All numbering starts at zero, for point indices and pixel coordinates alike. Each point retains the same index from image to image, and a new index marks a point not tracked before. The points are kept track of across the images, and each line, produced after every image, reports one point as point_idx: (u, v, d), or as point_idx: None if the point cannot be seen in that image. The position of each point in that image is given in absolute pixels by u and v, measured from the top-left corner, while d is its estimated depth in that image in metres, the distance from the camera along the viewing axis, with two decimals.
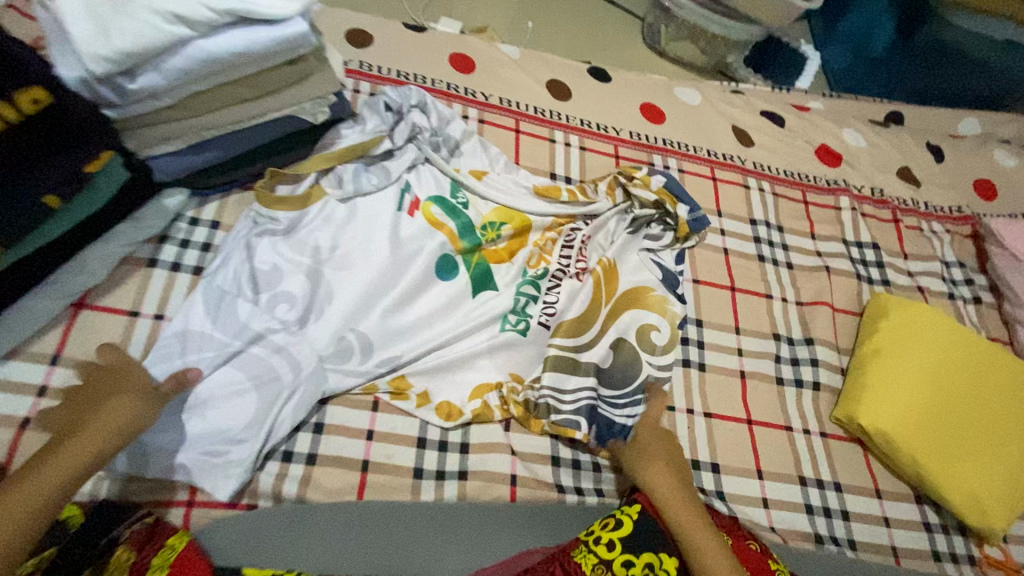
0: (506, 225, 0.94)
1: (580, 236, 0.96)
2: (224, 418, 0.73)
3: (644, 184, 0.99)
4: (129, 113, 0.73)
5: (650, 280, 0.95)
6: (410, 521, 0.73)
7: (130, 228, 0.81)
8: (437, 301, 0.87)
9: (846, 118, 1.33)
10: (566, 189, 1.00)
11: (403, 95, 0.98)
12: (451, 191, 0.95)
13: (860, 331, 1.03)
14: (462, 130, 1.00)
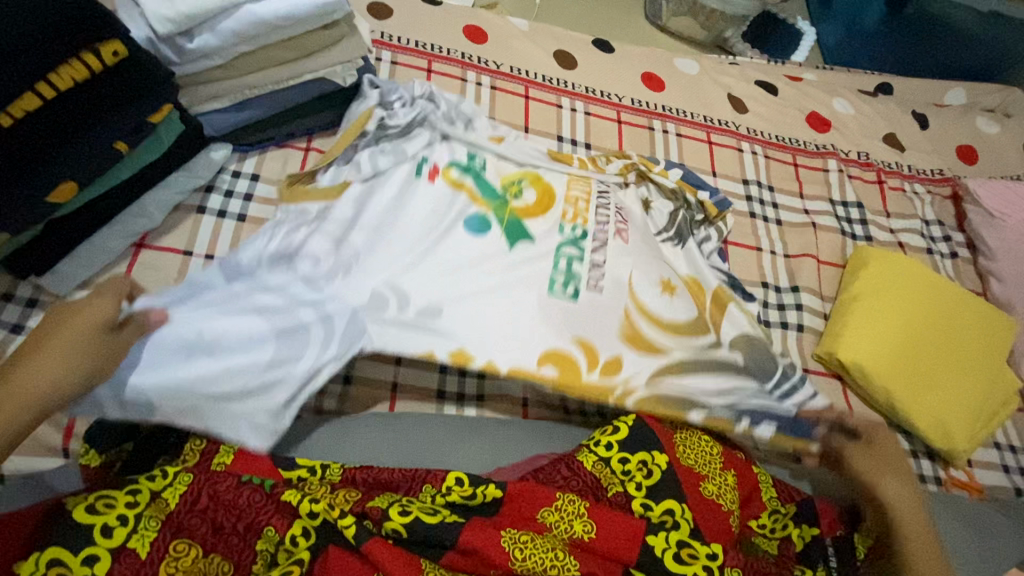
0: (527, 183, 0.92)
1: (614, 201, 0.95)
2: (237, 382, 0.71)
3: (663, 174, 1.04)
4: (185, 71, 0.83)
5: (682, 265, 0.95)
6: (436, 428, 0.82)
7: (182, 177, 0.91)
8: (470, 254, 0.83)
9: (836, 88, 1.41)
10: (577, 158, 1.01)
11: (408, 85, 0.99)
12: (468, 157, 0.93)
13: (843, 280, 1.13)
14: (468, 107, 1.00)
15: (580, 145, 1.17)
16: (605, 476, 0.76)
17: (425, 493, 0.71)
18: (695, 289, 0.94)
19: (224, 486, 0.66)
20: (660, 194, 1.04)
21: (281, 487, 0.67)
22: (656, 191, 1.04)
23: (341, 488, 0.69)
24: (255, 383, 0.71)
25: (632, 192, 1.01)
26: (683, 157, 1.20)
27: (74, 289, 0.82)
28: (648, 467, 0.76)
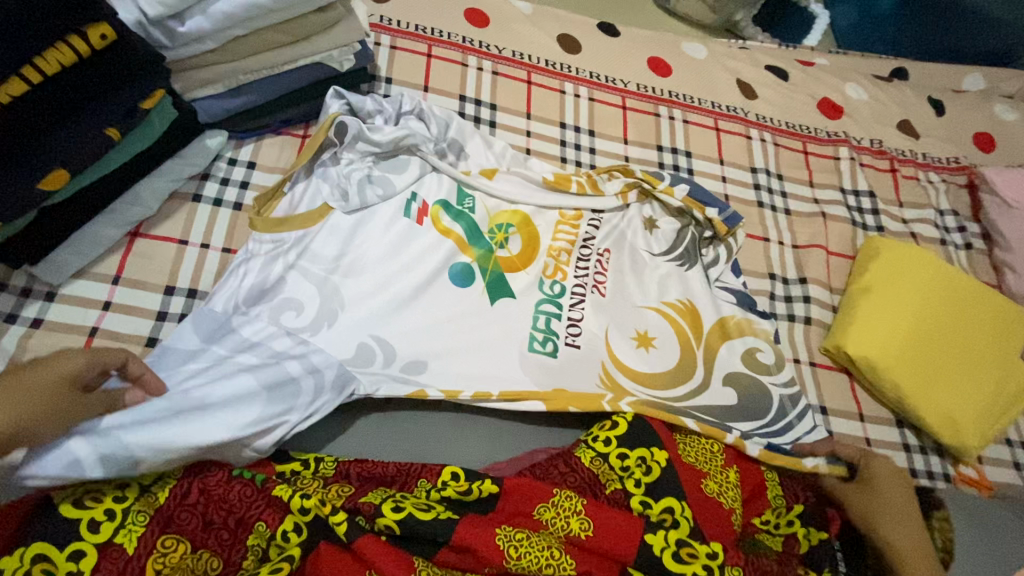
0: (513, 227, 0.96)
1: (599, 244, 0.99)
2: (205, 434, 0.65)
3: (668, 192, 1.03)
4: (177, 55, 0.81)
5: (671, 292, 0.97)
6: (430, 421, 0.82)
7: (177, 165, 0.89)
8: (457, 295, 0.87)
9: (850, 73, 1.37)
10: (576, 180, 1.01)
11: (397, 102, 0.97)
12: (458, 197, 0.96)
13: (852, 272, 1.10)
14: (462, 129, 1.00)
15: (584, 132, 1.14)
16: (603, 472, 0.74)
17: (420, 488, 0.69)
18: (687, 322, 0.94)
19: (214, 480, 0.65)
20: (666, 212, 1.05)
21: (272, 482, 0.66)
22: (659, 208, 1.06)
23: (334, 483, 0.68)
24: (225, 437, 0.66)
25: (631, 218, 1.03)
26: (690, 144, 1.17)
27: (69, 278, 0.81)
28: (648, 464, 0.75)
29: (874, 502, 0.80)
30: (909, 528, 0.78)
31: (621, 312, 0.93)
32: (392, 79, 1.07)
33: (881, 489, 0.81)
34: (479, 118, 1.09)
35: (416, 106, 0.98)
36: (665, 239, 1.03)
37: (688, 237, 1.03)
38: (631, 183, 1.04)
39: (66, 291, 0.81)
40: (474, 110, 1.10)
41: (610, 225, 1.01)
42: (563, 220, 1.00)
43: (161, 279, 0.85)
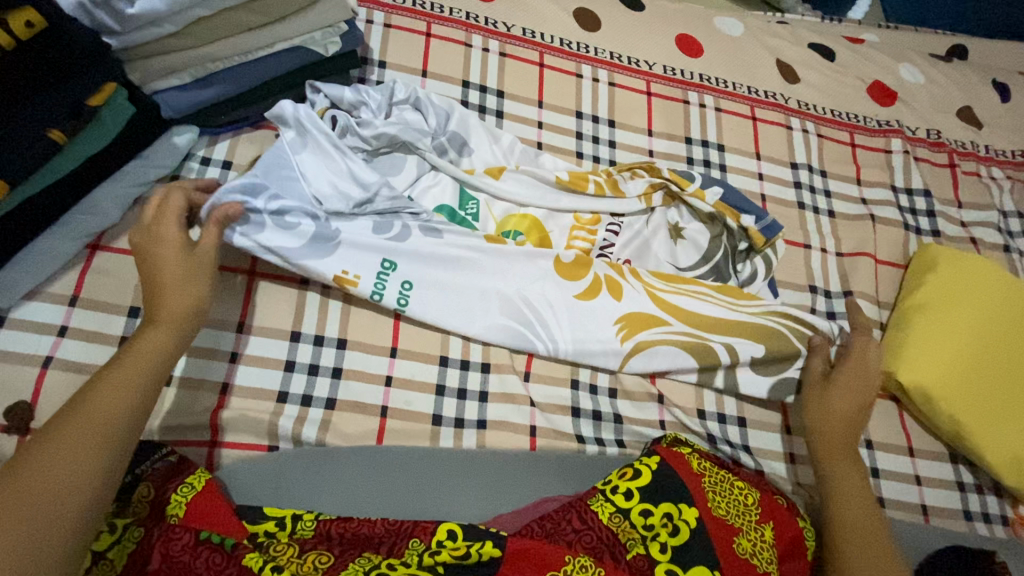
0: (523, 235, 0.87)
1: (620, 254, 0.89)
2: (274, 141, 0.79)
3: (700, 196, 0.91)
4: (128, 42, 0.70)
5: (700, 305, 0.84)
6: (426, 466, 0.72)
7: (141, 167, 0.78)
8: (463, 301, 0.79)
9: (904, 52, 1.22)
10: (594, 180, 0.90)
11: (387, 91, 0.87)
12: (461, 201, 0.87)
13: (904, 285, 0.97)
14: (467, 123, 0.90)
15: (603, 123, 1.01)
16: (623, 531, 0.66)
17: (411, 551, 0.60)
18: (709, 333, 0.83)
19: (178, 545, 0.56)
20: (695, 218, 0.94)
21: (245, 547, 0.58)
22: (688, 213, 0.94)
23: (312, 549, 0.59)
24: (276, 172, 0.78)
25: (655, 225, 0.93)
26: (723, 136, 1.04)
27: (19, 300, 0.72)
28: (675, 523, 0.66)
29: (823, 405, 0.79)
30: (851, 442, 0.78)
31: (639, 329, 0.82)
32: (386, 63, 0.95)
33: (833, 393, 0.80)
34: (484, 107, 0.97)
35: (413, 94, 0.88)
36: (693, 250, 0.92)
37: (719, 249, 0.92)
38: (657, 180, 0.92)
39: (17, 315, 0.71)
40: (478, 98, 0.97)
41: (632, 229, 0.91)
42: (578, 226, 0.89)
43: (124, 298, 0.75)
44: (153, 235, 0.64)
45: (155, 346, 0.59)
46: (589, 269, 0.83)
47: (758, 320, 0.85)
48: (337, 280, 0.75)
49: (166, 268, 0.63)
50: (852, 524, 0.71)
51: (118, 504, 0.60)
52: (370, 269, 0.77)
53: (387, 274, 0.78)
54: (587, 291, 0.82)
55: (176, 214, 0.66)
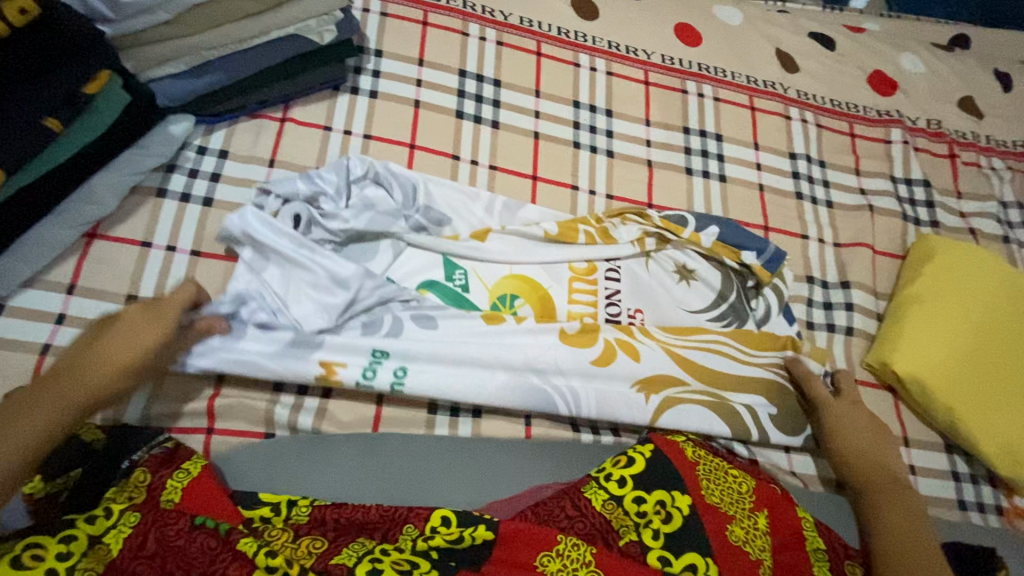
0: (519, 298, 0.85)
1: (627, 305, 0.88)
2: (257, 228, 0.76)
3: (694, 242, 0.92)
4: (123, 30, 0.70)
5: (710, 356, 0.85)
6: (421, 454, 0.73)
7: (137, 155, 0.79)
8: (472, 331, 0.79)
9: (906, 41, 1.21)
10: (583, 230, 0.90)
11: (345, 171, 0.84)
12: (447, 272, 0.85)
13: (900, 276, 0.97)
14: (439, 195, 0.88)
15: (600, 112, 1.01)
16: (616, 517, 0.66)
17: (405, 537, 0.61)
18: (720, 385, 0.84)
19: (174, 530, 0.56)
20: (698, 261, 0.92)
21: (239, 532, 0.58)
22: (694, 256, 0.92)
23: (306, 535, 0.60)
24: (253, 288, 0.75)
25: (656, 271, 0.91)
26: (721, 125, 1.04)
27: (17, 287, 0.72)
28: (668, 510, 0.66)
29: (846, 441, 0.79)
30: (886, 474, 0.76)
31: (658, 388, 0.82)
32: (382, 52, 0.94)
33: (847, 430, 0.81)
34: (481, 96, 0.97)
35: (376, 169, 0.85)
36: (701, 293, 0.91)
37: (731, 289, 0.92)
38: (645, 231, 0.92)
39: (15, 302, 0.72)
40: (475, 87, 0.97)
41: (631, 285, 0.89)
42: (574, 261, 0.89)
43: (121, 286, 0.75)
44: (129, 317, 0.63)
45: (36, 435, 0.55)
46: (597, 335, 0.82)
47: (766, 372, 0.86)
48: (324, 367, 0.73)
49: (107, 357, 0.60)
50: (899, 550, 0.67)
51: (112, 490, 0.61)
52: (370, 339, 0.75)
53: (380, 358, 0.75)
54: (600, 356, 0.81)
55: (163, 310, 0.66)
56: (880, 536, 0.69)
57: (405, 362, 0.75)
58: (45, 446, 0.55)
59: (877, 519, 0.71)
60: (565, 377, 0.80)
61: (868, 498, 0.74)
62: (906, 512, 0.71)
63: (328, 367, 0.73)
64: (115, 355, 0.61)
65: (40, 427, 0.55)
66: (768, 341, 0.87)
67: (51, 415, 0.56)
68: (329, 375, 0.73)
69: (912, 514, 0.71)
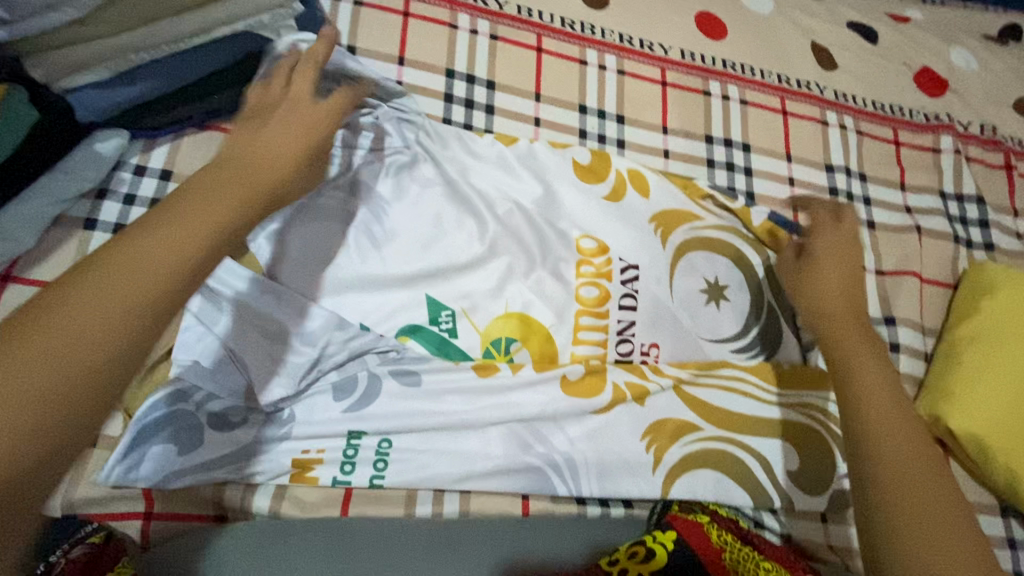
0: (518, 343, 0.72)
1: (642, 339, 0.75)
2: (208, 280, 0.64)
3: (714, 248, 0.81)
4: (18, 33, 0.57)
5: (734, 400, 0.73)
6: (398, 543, 0.61)
7: (58, 180, 0.65)
8: (461, 390, 0.67)
9: (956, 33, 1.07)
10: (593, 243, 0.77)
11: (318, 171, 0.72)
12: (432, 312, 0.71)
13: (952, 311, 0.85)
14: (428, 177, 0.76)
15: (610, 119, 0.87)
16: None
17: None
18: (745, 435, 0.72)
19: None
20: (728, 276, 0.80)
21: None
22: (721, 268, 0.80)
23: None
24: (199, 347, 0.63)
25: (680, 291, 0.78)
26: (749, 133, 0.90)
27: None
28: None
29: (841, 332, 0.66)
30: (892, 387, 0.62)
31: (672, 440, 0.70)
32: (355, 48, 0.80)
33: (845, 332, 0.67)
34: (471, 101, 0.83)
35: (376, 101, 0.75)
36: (729, 316, 0.78)
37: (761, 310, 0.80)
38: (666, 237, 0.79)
39: None
40: (464, 90, 0.83)
41: (651, 297, 0.76)
42: (583, 259, 0.76)
43: None
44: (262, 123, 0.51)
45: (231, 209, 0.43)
46: (604, 380, 0.70)
47: (797, 420, 0.74)
48: (299, 465, 0.63)
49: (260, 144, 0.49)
50: (903, 473, 0.55)
51: None
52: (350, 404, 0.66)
53: (356, 439, 0.64)
54: (607, 405, 0.70)
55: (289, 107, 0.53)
56: (877, 454, 0.56)
57: (388, 436, 0.65)
58: (121, 347, 0.36)
59: (875, 439, 0.57)
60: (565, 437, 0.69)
61: (852, 404, 0.60)
62: (906, 422, 0.58)
63: (302, 466, 0.63)
64: (211, 216, 0.42)
65: (124, 320, 0.36)
66: (801, 379, 0.76)
67: (141, 283, 0.37)
68: (302, 476, 0.63)
69: (915, 429, 0.58)
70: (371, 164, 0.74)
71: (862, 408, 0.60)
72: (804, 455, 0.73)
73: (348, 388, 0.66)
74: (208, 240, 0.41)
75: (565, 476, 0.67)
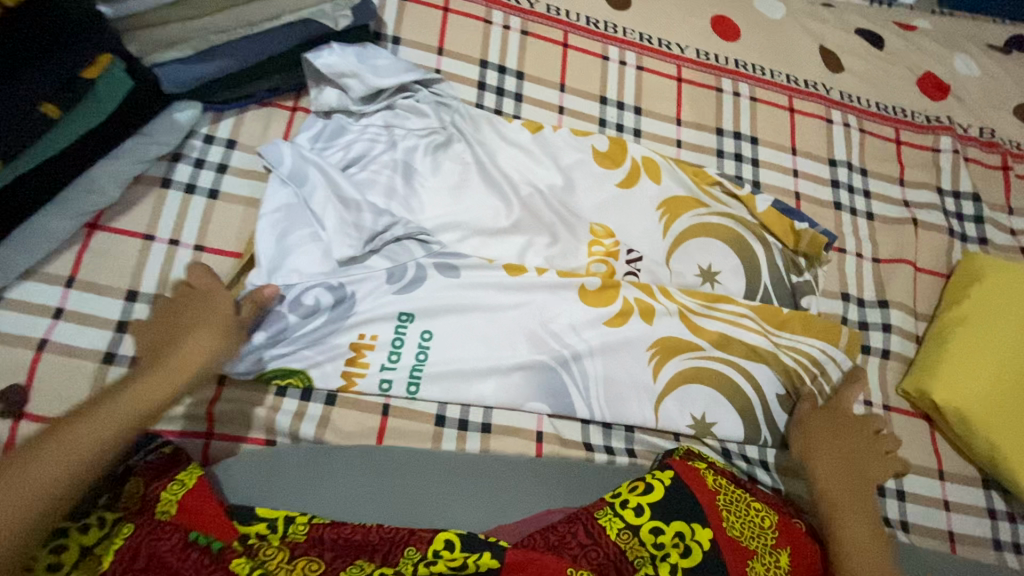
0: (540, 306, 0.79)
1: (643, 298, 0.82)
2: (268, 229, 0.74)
3: (720, 236, 0.87)
4: (125, 11, 0.67)
5: (737, 330, 0.81)
6: (427, 473, 0.69)
7: (142, 143, 0.75)
8: (484, 339, 0.76)
9: (961, 41, 1.12)
10: (600, 224, 0.85)
11: (361, 149, 0.81)
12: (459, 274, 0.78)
13: (944, 297, 0.91)
14: (458, 158, 0.84)
15: (629, 110, 0.95)
16: (631, 548, 0.61)
17: (406, 560, 0.57)
18: (742, 356, 0.80)
19: (167, 545, 0.54)
20: (727, 262, 0.86)
21: (232, 550, 0.55)
22: (721, 255, 0.86)
23: (303, 555, 0.57)
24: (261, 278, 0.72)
25: (680, 272, 0.85)
26: (757, 127, 0.97)
27: (14, 280, 0.69)
28: (687, 543, 0.62)
29: (819, 440, 0.75)
30: (861, 498, 0.70)
31: (674, 353, 0.79)
32: (400, 39, 0.90)
33: (849, 449, 0.74)
34: (502, 89, 0.92)
35: (418, 88, 0.85)
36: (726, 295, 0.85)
37: (759, 289, 0.86)
38: (670, 223, 0.86)
39: (13, 294, 0.69)
40: (496, 79, 0.92)
41: (653, 276, 0.84)
42: (595, 239, 0.84)
43: (122, 281, 0.73)
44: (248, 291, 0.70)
45: (200, 353, 0.62)
46: (615, 295, 0.79)
47: (791, 354, 0.82)
48: (354, 349, 0.73)
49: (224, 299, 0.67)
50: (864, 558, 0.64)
51: (109, 496, 0.59)
52: (387, 327, 0.74)
53: (404, 329, 0.74)
54: (615, 317, 0.79)
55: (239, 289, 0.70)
56: (842, 535, 0.66)
57: (427, 345, 0.74)
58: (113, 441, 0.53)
59: (838, 518, 0.68)
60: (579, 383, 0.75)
61: (824, 494, 0.70)
62: (868, 519, 0.68)
63: (356, 350, 0.73)
64: (192, 353, 0.61)
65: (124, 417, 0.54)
66: (801, 324, 0.83)
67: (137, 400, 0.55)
68: (356, 359, 0.72)
69: (870, 524, 0.68)
70: (409, 143, 0.82)
71: (836, 509, 0.69)
72: (788, 404, 0.81)
73: (394, 284, 0.75)
74: (199, 360, 0.61)
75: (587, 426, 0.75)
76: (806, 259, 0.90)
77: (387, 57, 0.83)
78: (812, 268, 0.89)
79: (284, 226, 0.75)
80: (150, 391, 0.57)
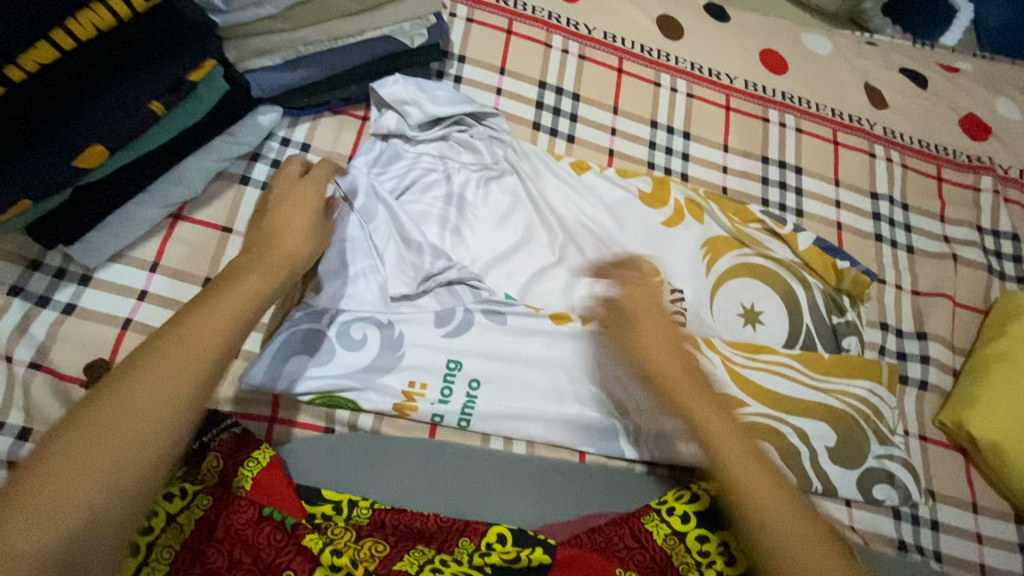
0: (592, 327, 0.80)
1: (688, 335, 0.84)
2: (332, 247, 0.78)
3: (757, 275, 0.89)
4: (231, 21, 0.73)
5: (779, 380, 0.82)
6: (478, 468, 0.72)
7: (227, 142, 0.81)
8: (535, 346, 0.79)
9: (1002, 86, 1.15)
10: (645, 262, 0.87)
11: (423, 173, 0.86)
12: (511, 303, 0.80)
13: (983, 333, 0.93)
14: (509, 190, 0.88)
15: (678, 134, 0.99)
16: (676, 553, 0.64)
17: (462, 550, 0.60)
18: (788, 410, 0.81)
19: (243, 519, 0.57)
20: (767, 302, 0.88)
21: (304, 526, 0.58)
22: (761, 294, 0.88)
23: (368, 536, 0.60)
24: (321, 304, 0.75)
25: (723, 315, 0.86)
26: (802, 158, 1.01)
27: (104, 262, 0.74)
28: (732, 552, 0.64)
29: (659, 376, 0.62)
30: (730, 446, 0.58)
31: None
32: (465, 58, 0.95)
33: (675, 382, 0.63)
34: (559, 109, 0.96)
35: (475, 121, 0.89)
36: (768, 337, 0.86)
37: (800, 330, 0.88)
38: (712, 259, 0.89)
39: (102, 275, 0.74)
40: (554, 100, 0.96)
41: (697, 317, 0.85)
42: None
43: (201, 269, 0.77)
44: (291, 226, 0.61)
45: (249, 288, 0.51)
46: None
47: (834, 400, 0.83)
48: (404, 395, 0.74)
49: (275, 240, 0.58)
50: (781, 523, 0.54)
51: (186, 468, 0.62)
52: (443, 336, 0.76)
53: (452, 376, 0.75)
54: None
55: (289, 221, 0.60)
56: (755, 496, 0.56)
57: (477, 378, 0.76)
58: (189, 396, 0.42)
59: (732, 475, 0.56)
60: (625, 392, 0.78)
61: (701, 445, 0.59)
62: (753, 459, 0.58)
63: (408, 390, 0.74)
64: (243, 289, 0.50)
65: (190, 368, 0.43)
66: (838, 369, 0.84)
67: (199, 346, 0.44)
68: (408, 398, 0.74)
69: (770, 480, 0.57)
70: (461, 176, 0.87)
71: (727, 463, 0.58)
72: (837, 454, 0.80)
73: (441, 327, 0.77)
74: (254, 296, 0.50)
75: (637, 437, 0.77)
76: (850, 298, 0.92)
77: (447, 89, 0.88)
78: (855, 307, 0.91)
79: (346, 246, 0.78)
80: (203, 336, 0.45)
